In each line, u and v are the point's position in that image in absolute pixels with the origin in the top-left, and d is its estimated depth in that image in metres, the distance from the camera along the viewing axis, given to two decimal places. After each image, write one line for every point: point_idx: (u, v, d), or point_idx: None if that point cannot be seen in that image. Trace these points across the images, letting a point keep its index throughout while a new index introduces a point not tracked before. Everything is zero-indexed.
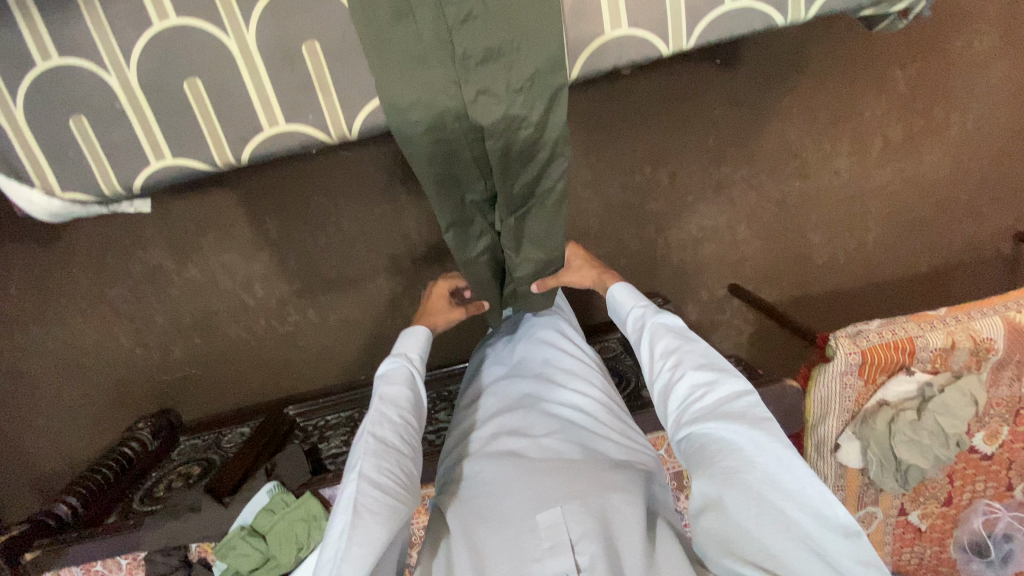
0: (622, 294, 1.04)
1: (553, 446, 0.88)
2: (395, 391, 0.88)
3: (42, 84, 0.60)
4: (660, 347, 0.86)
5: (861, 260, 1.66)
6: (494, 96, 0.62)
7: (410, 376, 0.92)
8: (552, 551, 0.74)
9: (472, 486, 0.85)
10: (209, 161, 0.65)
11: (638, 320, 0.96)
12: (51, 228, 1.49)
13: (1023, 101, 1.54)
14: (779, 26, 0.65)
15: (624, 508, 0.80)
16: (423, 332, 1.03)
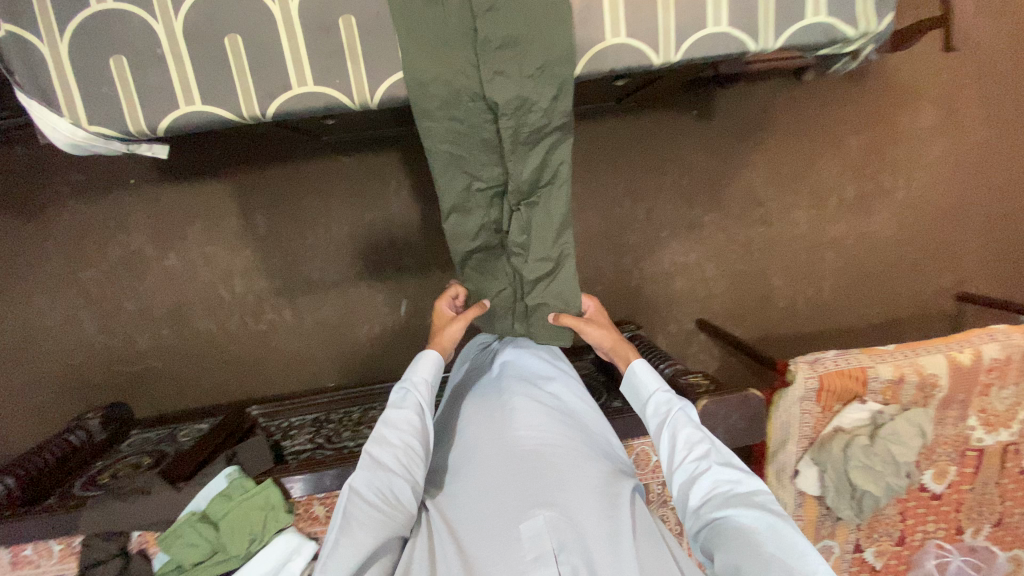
0: (640, 372, 0.97)
1: (539, 443, 0.85)
2: (399, 421, 0.84)
3: (92, 22, 0.65)
4: (681, 440, 0.85)
5: (818, 305, 1.79)
6: (508, 79, 0.69)
7: (416, 407, 0.87)
8: (538, 560, 0.73)
9: (457, 491, 0.85)
10: (235, 111, 0.69)
11: (661, 406, 0.92)
12: (34, 203, 1.48)
13: (958, 175, 1.74)
14: (752, 51, 0.74)
15: (606, 509, 0.80)
16: (436, 358, 0.93)
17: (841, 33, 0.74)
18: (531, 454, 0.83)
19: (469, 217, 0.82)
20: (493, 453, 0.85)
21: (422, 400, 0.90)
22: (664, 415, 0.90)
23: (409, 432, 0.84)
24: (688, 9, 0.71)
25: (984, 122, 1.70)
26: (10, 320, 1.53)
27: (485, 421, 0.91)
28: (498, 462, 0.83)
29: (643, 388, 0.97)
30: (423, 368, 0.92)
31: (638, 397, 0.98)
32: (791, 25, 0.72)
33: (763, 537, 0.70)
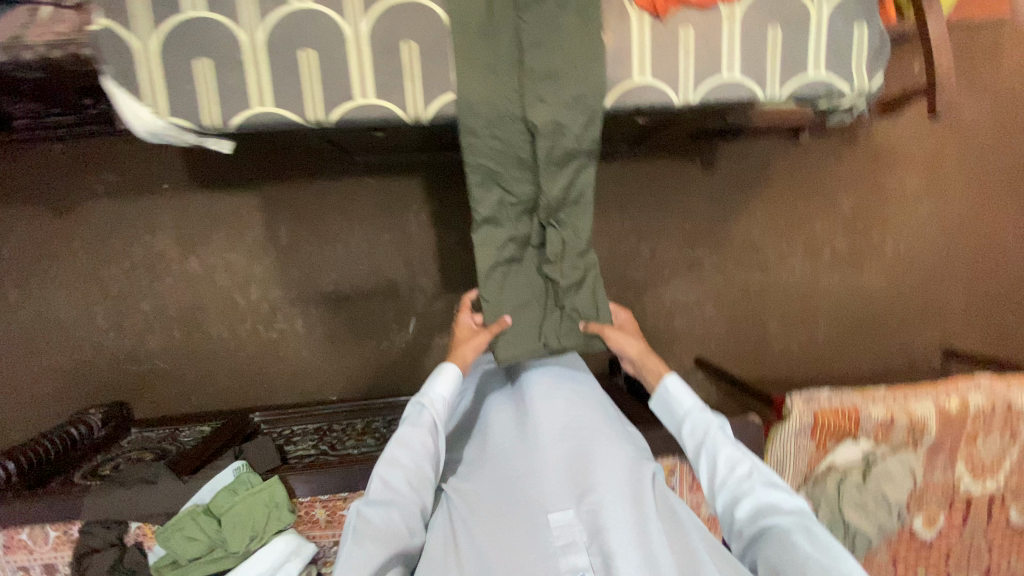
0: (673, 389, 0.98)
1: (563, 449, 0.95)
2: (414, 439, 0.87)
3: (183, 26, 0.73)
4: (719, 461, 0.88)
5: (811, 351, 1.85)
6: (546, 106, 0.77)
7: (431, 425, 0.90)
8: (567, 548, 0.85)
9: (485, 489, 0.93)
10: (301, 115, 0.76)
11: (699, 426, 0.94)
12: (68, 201, 1.54)
13: (944, 237, 1.85)
14: (761, 98, 0.83)
15: (630, 496, 0.88)
16: (456, 373, 0.95)
17: (838, 88, 0.84)
18: (555, 458, 0.94)
19: (501, 229, 0.87)
20: (522, 461, 0.94)
21: (438, 417, 0.92)
22: (704, 438, 0.92)
23: (421, 451, 0.87)
24: (706, 57, 0.80)
25: (967, 189, 1.82)
26: (26, 311, 1.55)
27: (511, 430, 1.00)
28: (527, 468, 0.93)
29: (679, 406, 0.98)
30: (441, 386, 0.94)
31: (672, 414, 1.00)
32: (794, 78, 0.82)
33: (807, 554, 0.73)
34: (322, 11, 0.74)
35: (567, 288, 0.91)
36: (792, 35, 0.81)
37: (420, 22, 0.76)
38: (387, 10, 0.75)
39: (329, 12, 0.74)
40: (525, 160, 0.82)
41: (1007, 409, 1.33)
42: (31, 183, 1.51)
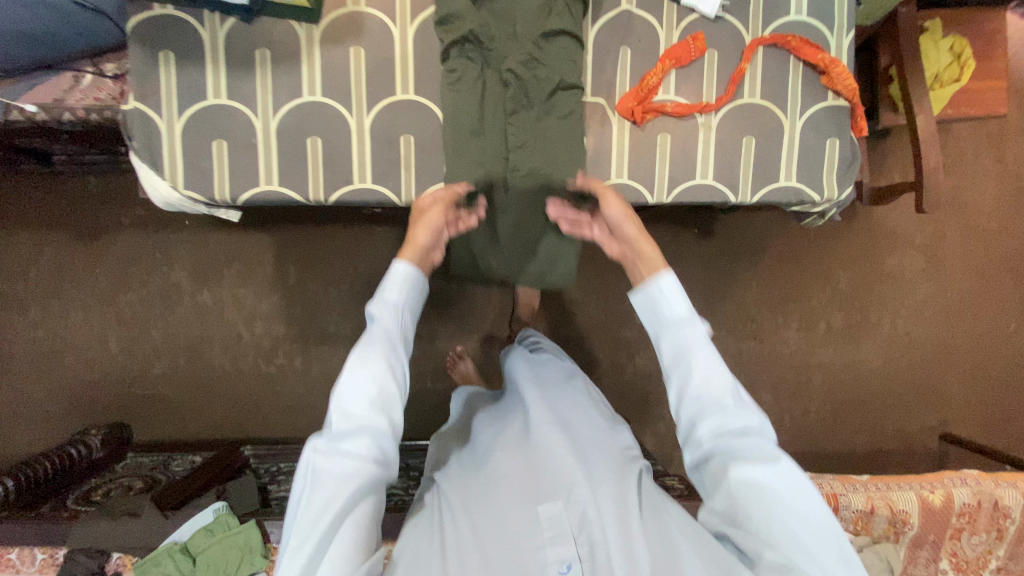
0: (666, 293, 0.72)
1: (553, 434, 0.84)
2: (377, 358, 0.68)
3: (205, 112, 0.81)
4: (693, 378, 0.68)
5: (804, 425, 1.83)
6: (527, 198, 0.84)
7: (389, 338, 0.69)
8: (555, 540, 0.72)
9: (472, 485, 0.82)
10: (303, 195, 0.84)
11: (681, 340, 0.71)
12: (96, 229, 1.64)
13: (944, 319, 1.83)
14: (732, 202, 0.88)
15: (622, 490, 0.77)
16: (409, 275, 0.72)
17: (808, 197, 0.88)
18: (549, 450, 0.82)
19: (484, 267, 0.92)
20: (511, 451, 0.85)
21: (396, 330, 0.71)
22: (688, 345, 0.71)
23: (387, 372, 0.67)
24: (681, 163, 0.86)
25: (967, 273, 1.81)
26: (44, 330, 1.63)
27: (503, 430, 0.91)
28: (512, 455, 0.84)
29: (664, 311, 0.72)
30: (392, 290, 0.71)
31: (653, 316, 0.74)
32: (765, 185, 0.87)
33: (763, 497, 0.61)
34: (330, 105, 0.82)
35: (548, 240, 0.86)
36: (765, 145, 0.87)
37: (418, 119, 0.83)
38: (387, 107, 0.83)
39: (337, 107, 0.82)
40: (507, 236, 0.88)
41: (993, 507, 1.31)
42: (63, 211, 1.61)
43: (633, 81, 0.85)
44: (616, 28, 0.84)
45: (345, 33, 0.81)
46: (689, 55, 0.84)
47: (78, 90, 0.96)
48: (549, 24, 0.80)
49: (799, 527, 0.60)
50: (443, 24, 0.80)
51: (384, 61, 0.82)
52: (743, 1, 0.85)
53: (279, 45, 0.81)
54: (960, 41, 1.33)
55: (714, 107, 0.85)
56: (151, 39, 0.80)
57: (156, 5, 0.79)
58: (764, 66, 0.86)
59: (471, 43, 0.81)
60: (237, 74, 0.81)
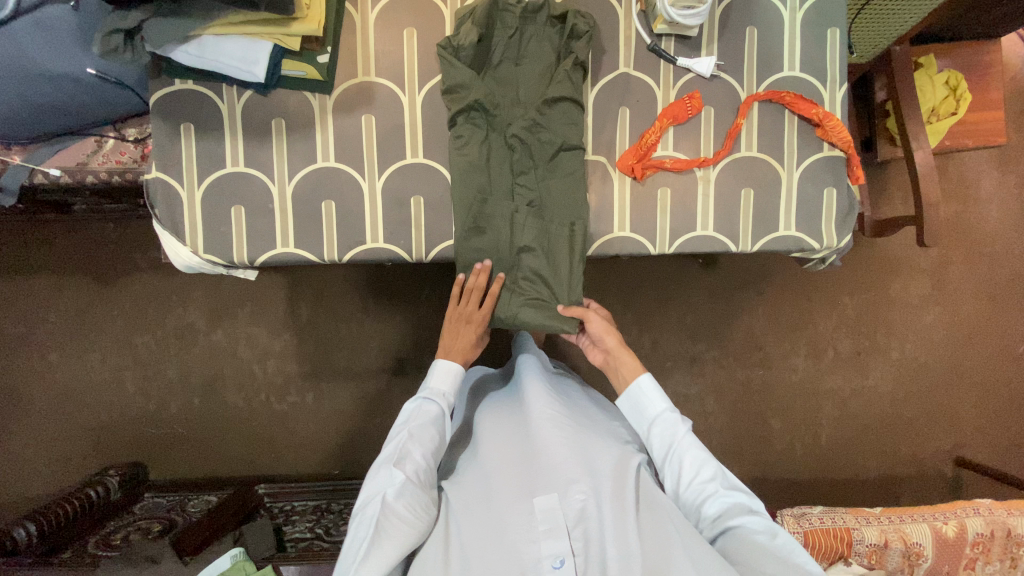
0: (646, 391, 0.92)
1: (550, 426, 0.82)
2: (426, 436, 0.81)
3: (226, 180, 0.85)
4: (683, 462, 0.82)
5: (815, 452, 1.80)
6: (533, 256, 0.86)
7: (439, 416, 0.85)
8: (548, 534, 0.73)
9: (472, 482, 0.82)
10: (317, 255, 0.87)
11: (668, 429, 0.87)
12: (111, 270, 1.65)
13: (955, 343, 1.79)
14: (734, 250, 0.91)
15: (616, 483, 0.76)
16: (456, 368, 0.89)
17: (808, 245, 0.91)
18: (542, 440, 0.81)
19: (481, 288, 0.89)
20: (510, 444, 0.84)
21: (444, 410, 0.87)
22: (674, 440, 0.85)
23: (433, 447, 0.81)
24: (682, 215, 0.89)
25: (974, 297, 1.77)
26: (59, 371, 1.64)
27: (502, 422, 0.89)
28: (512, 450, 0.83)
29: (650, 407, 0.90)
30: (443, 379, 0.88)
31: (641, 414, 0.92)
32: (765, 235, 0.90)
33: (760, 544, 0.71)
34: (343, 170, 0.86)
35: (551, 271, 0.86)
36: (763, 196, 0.89)
37: (427, 180, 0.87)
38: (398, 171, 0.86)
39: (351, 171, 0.86)
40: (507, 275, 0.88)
41: (1007, 537, 1.30)
42: (83, 254, 1.63)
43: (633, 139, 0.88)
44: (615, 90, 0.87)
45: (356, 101, 0.85)
46: (686, 113, 0.87)
47: (102, 154, 1.01)
48: (551, 90, 0.83)
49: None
50: (450, 93, 0.84)
51: (394, 127, 0.86)
52: (737, 60, 0.88)
53: (293, 114, 0.85)
54: (955, 75, 1.35)
55: (712, 161, 0.88)
56: (173, 112, 0.84)
57: (177, 81, 0.84)
58: (759, 120, 0.89)
59: (477, 110, 0.84)
60: (256, 143, 0.85)
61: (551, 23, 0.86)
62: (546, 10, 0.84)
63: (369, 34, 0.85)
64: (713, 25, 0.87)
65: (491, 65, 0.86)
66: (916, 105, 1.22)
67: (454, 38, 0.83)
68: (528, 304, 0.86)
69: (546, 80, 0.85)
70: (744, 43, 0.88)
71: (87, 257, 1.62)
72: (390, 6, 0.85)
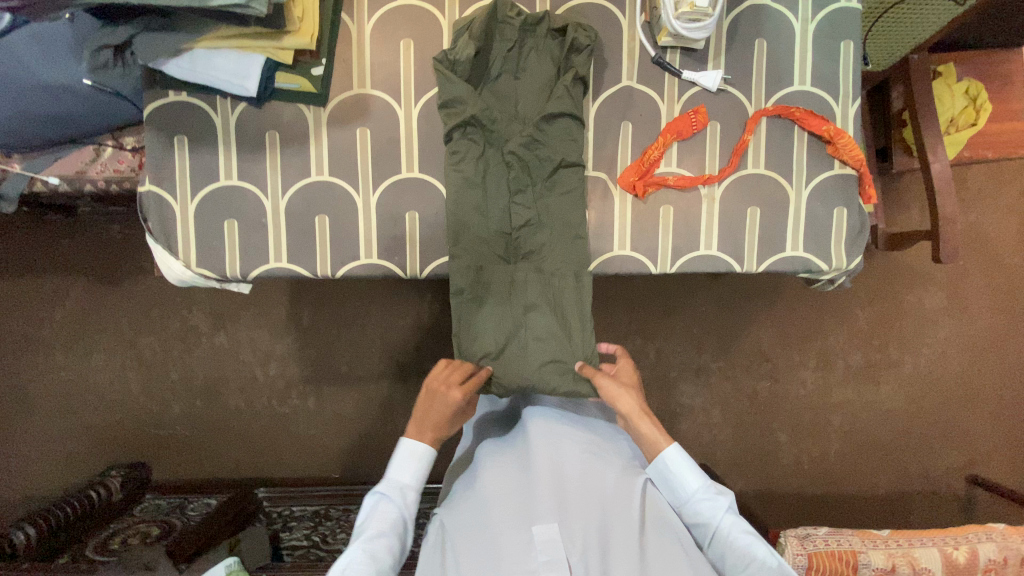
0: (674, 467, 0.81)
1: (556, 456, 0.83)
2: (382, 546, 0.75)
3: (218, 193, 0.84)
4: (728, 547, 0.76)
5: (823, 467, 1.76)
6: (540, 312, 0.84)
7: (399, 518, 0.80)
8: (548, 565, 0.70)
9: (468, 503, 0.79)
10: (311, 270, 0.85)
11: (705, 512, 0.79)
12: (116, 271, 1.66)
13: (971, 358, 1.73)
14: (738, 270, 0.88)
15: (619, 509, 0.77)
16: (423, 456, 0.83)
17: (816, 266, 0.87)
18: (543, 468, 0.81)
19: (483, 336, 0.85)
20: (513, 471, 0.82)
21: (404, 509, 0.82)
22: (715, 524, 0.78)
23: (390, 561, 0.75)
24: (684, 234, 0.86)
25: (991, 311, 1.71)
26: (65, 371, 1.66)
27: (504, 447, 0.87)
28: (513, 477, 0.81)
29: (681, 486, 0.81)
30: (406, 472, 0.83)
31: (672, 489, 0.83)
32: (772, 255, 0.87)
33: None
34: (337, 184, 0.84)
35: (558, 325, 0.84)
36: (770, 215, 0.86)
37: (422, 195, 0.85)
38: (393, 186, 0.85)
39: (344, 185, 0.84)
40: (511, 328, 0.85)
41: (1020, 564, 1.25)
42: (88, 254, 1.64)
43: (635, 154, 0.85)
44: (616, 105, 0.85)
45: (352, 115, 0.84)
46: (691, 128, 0.84)
47: (99, 163, 1.00)
48: (550, 106, 0.80)
49: None
50: (446, 107, 0.81)
51: (389, 142, 0.84)
52: (745, 74, 0.85)
53: (288, 127, 0.84)
54: (975, 85, 1.31)
55: (717, 179, 0.85)
56: (166, 124, 0.83)
57: (171, 93, 0.82)
58: (768, 137, 0.86)
59: (474, 125, 0.82)
60: (249, 155, 0.84)
61: (551, 35, 0.83)
62: (546, 23, 0.82)
63: (365, 45, 0.83)
64: (720, 38, 0.84)
65: (490, 78, 0.84)
66: (936, 116, 1.18)
67: (451, 51, 0.81)
68: (536, 361, 0.84)
69: (545, 96, 0.83)
70: (753, 57, 0.85)
71: (93, 258, 1.62)
72: (387, 16, 0.83)
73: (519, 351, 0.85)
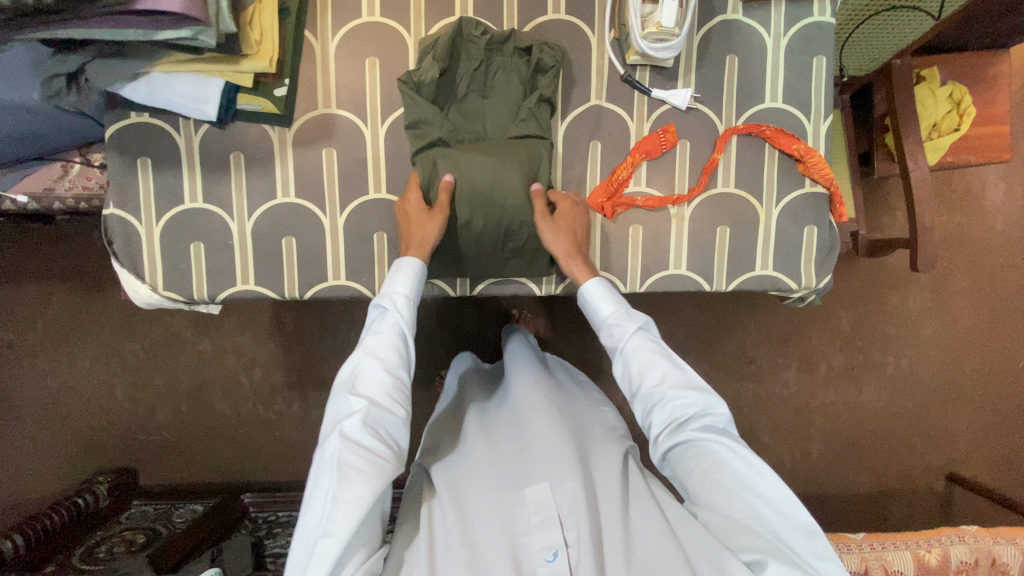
0: (592, 296, 0.79)
1: (548, 415, 0.78)
2: (384, 349, 0.71)
3: (183, 216, 0.83)
4: (636, 368, 0.74)
5: (805, 466, 1.76)
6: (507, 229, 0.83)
7: (397, 330, 0.73)
8: (541, 524, 0.68)
9: (457, 466, 0.77)
10: (279, 291, 0.85)
11: (616, 336, 0.77)
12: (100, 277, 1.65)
13: (954, 360, 1.73)
14: (708, 289, 0.88)
15: (610, 471, 0.73)
16: (414, 267, 0.76)
17: (786, 285, 0.87)
18: (536, 427, 0.77)
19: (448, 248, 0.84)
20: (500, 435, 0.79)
21: (404, 320, 0.74)
22: (622, 345, 0.76)
23: (396, 360, 0.70)
24: (654, 254, 0.86)
25: (974, 312, 1.71)
26: (48, 377, 1.65)
27: (493, 417, 0.85)
28: (500, 443, 0.78)
29: (597, 314, 0.79)
30: (398, 280, 0.75)
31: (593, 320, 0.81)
32: (741, 274, 0.87)
33: (720, 467, 0.66)
34: (303, 206, 0.84)
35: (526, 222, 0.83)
36: (739, 235, 0.86)
37: (390, 216, 0.84)
38: (360, 206, 0.84)
39: (311, 208, 0.84)
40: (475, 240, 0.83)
41: (991, 566, 1.26)
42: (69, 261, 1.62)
43: (604, 175, 0.85)
44: (585, 123, 0.84)
45: (317, 135, 0.83)
46: (660, 148, 0.83)
47: (68, 179, 0.99)
48: (514, 129, 0.82)
49: (751, 494, 0.64)
50: (413, 128, 0.81)
51: (356, 163, 0.83)
52: (715, 92, 0.84)
53: (252, 148, 0.82)
54: (958, 88, 1.29)
55: (686, 199, 0.84)
56: (130, 147, 0.82)
57: (133, 113, 0.81)
58: (738, 155, 0.85)
59: (440, 147, 0.82)
60: (214, 177, 0.83)
61: (518, 53, 0.82)
62: (512, 42, 0.81)
63: (330, 63, 0.81)
64: (690, 55, 0.83)
65: (456, 98, 0.83)
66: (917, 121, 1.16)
67: (415, 73, 0.79)
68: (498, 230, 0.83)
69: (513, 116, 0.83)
70: (724, 75, 0.84)
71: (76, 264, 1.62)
72: (351, 34, 0.81)
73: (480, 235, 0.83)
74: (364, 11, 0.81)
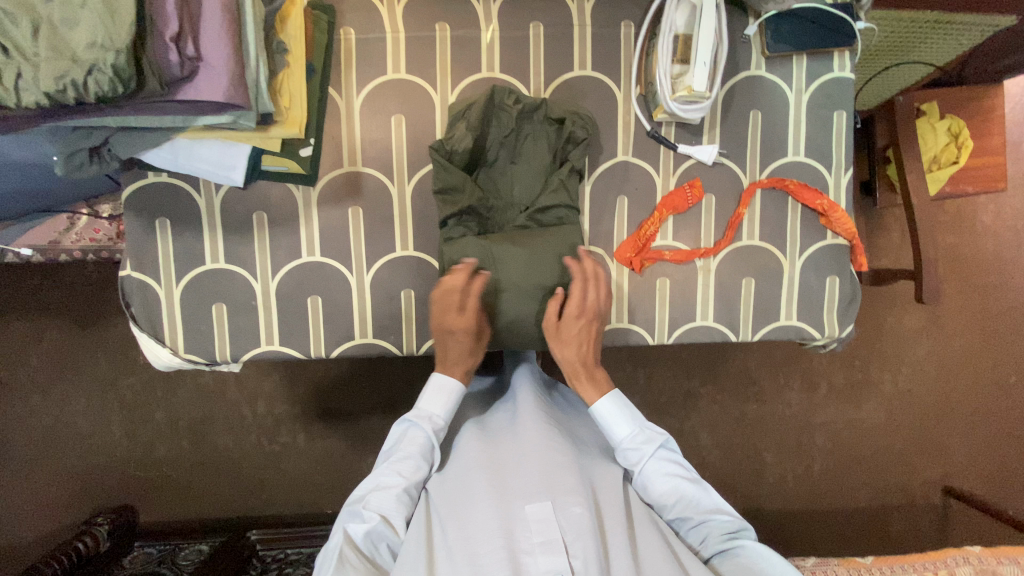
0: (604, 417, 0.76)
1: (546, 431, 0.71)
2: (409, 467, 0.70)
3: (205, 276, 0.81)
4: (654, 491, 0.72)
5: (809, 484, 1.56)
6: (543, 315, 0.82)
7: (425, 448, 0.73)
8: (545, 546, 0.60)
9: (455, 481, 0.70)
10: (304, 351, 0.83)
11: (632, 460, 0.74)
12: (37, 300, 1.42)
13: (955, 375, 1.57)
14: (733, 339, 0.88)
15: (611, 499, 0.68)
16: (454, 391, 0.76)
17: (809, 334, 0.88)
18: (534, 443, 0.70)
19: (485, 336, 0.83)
20: (497, 447, 0.71)
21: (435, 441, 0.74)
22: (642, 468, 0.73)
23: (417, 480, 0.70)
24: (681, 306, 0.86)
25: (968, 330, 1.56)
26: None
27: (488, 426, 0.78)
28: (494, 453, 0.70)
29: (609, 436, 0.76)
30: (438, 402, 0.75)
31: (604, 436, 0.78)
32: (767, 324, 0.87)
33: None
34: (330, 265, 0.82)
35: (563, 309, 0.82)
36: (764, 285, 0.87)
37: (417, 273, 0.83)
38: (387, 264, 0.83)
39: (338, 266, 0.82)
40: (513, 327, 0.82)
41: None
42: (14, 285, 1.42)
43: (631, 228, 0.85)
44: (613, 177, 0.84)
45: (341, 193, 0.81)
46: (687, 203, 0.84)
47: (74, 232, 0.96)
48: (546, 199, 0.80)
49: None
50: (441, 194, 0.80)
51: (383, 220, 0.82)
52: (740, 147, 0.85)
53: (275, 207, 0.81)
54: (957, 121, 1.25)
55: (713, 252, 0.85)
56: (147, 207, 0.79)
57: (151, 173, 0.79)
58: (761, 209, 0.86)
59: (470, 214, 0.82)
60: (237, 235, 0.81)
61: (548, 122, 0.82)
62: (542, 111, 0.80)
63: (354, 120, 0.80)
64: (715, 111, 0.84)
65: (486, 163, 0.84)
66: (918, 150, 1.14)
67: (447, 141, 0.78)
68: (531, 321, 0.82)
69: (541, 185, 0.83)
70: (747, 129, 0.84)
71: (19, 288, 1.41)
72: (376, 90, 0.80)
73: (514, 323, 0.82)
74: (389, 67, 0.80)
